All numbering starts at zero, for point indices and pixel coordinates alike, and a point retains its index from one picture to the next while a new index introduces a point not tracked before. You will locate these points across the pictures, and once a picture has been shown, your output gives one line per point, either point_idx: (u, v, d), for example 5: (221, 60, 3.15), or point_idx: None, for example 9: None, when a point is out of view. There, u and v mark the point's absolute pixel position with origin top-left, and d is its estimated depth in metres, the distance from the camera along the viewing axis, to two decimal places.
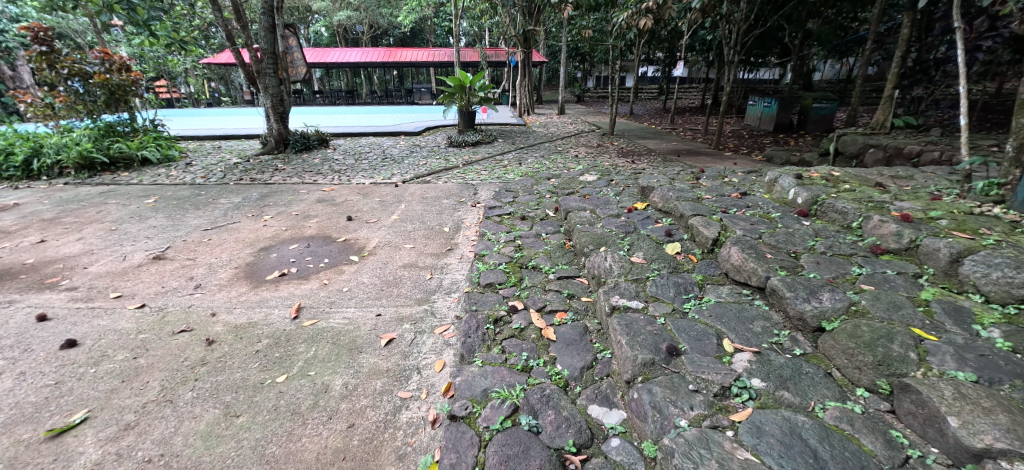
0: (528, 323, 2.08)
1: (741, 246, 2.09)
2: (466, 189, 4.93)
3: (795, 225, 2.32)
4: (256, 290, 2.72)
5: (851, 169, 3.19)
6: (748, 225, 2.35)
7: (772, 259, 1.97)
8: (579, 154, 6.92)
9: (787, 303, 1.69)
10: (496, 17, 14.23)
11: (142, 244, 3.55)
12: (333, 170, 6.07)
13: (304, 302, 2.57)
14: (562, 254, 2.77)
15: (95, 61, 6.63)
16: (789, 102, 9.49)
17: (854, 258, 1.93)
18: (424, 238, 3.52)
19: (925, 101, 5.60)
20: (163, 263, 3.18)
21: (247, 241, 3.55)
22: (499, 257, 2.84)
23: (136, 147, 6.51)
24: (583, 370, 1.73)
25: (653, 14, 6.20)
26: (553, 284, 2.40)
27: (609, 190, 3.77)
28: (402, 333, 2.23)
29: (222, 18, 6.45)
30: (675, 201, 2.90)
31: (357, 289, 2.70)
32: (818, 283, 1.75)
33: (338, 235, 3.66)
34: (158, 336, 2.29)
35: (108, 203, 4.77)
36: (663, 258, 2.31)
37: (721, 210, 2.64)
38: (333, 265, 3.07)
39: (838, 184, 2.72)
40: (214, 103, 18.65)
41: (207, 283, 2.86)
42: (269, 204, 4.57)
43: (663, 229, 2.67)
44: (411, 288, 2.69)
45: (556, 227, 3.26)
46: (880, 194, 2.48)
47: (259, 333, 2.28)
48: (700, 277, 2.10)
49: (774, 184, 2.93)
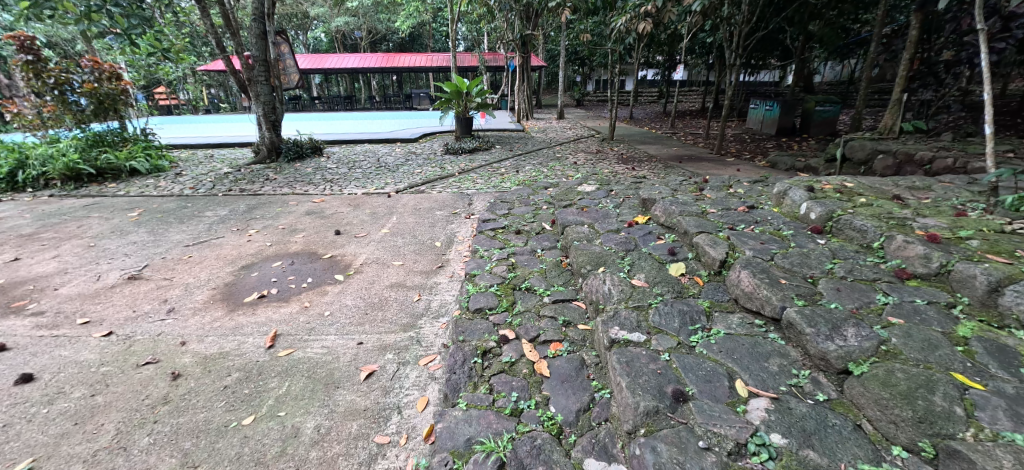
0: (519, 355, 1.90)
1: (752, 269, 1.92)
2: (461, 199, 4.77)
3: (809, 244, 2.14)
4: (232, 315, 2.55)
5: (865, 179, 3.02)
6: (757, 244, 2.17)
7: (788, 285, 1.79)
8: (578, 161, 6.76)
9: (807, 340, 1.51)
10: (494, 22, 14.15)
11: (119, 262, 3.38)
12: (326, 180, 5.92)
13: (282, 329, 2.39)
14: (559, 274, 2.60)
15: (84, 69, 6.54)
16: (791, 106, 9.34)
17: (878, 285, 1.77)
18: (415, 254, 3.34)
19: (935, 106, 5.41)
20: (138, 284, 3.01)
21: (228, 258, 3.39)
22: (491, 276, 2.67)
23: (125, 158, 6.37)
24: (579, 414, 1.55)
25: (652, 17, 6.04)
26: (547, 310, 2.22)
27: (608, 201, 3.60)
28: (384, 364, 2.05)
29: (211, 25, 6.30)
30: (678, 216, 2.72)
31: (339, 314, 2.53)
32: (840, 315, 1.58)
33: (324, 251, 3.49)
34: (121, 368, 2.11)
35: (90, 217, 4.61)
36: (667, 282, 2.13)
37: (727, 226, 2.47)
38: (316, 285, 2.89)
39: (853, 197, 2.55)
40: (213, 109, 18.59)
41: (182, 307, 2.68)
42: (256, 217, 4.40)
43: (665, 246, 2.50)
44: (396, 312, 2.52)
45: (553, 243, 3.09)
46: (899, 209, 2.31)
47: (229, 365, 2.10)
48: (708, 303, 1.93)
49: (784, 197, 2.75)
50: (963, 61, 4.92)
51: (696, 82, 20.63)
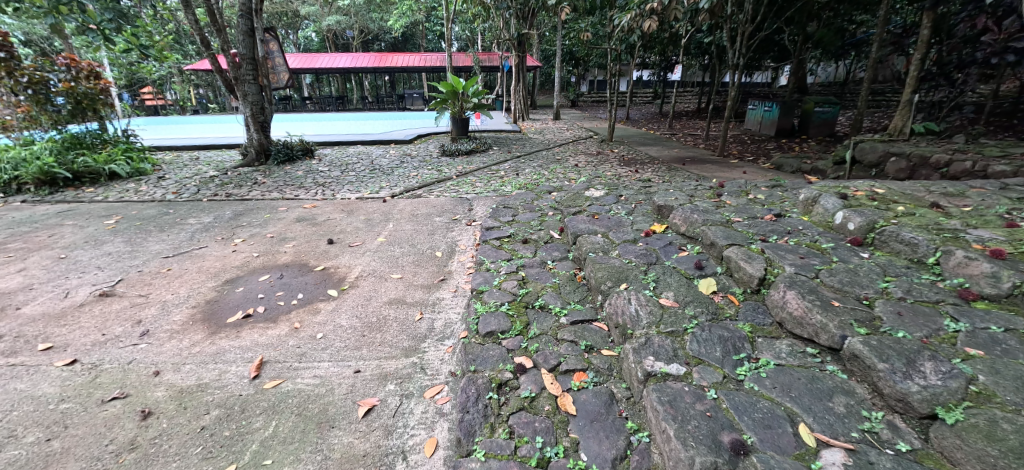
0: (540, 388, 1.68)
1: (799, 289, 1.72)
2: (461, 205, 4.54)
3: (853, 258, 1.95)
4: (213, 339, 2.30)
5: (894, 184, 2.84)
6: (797, 259, 1.97)
7: (842, 308, 1.59)
8: (579, 163, 6.58)
9: (879, 377, 1.31)
10: (490, 21, 13.94)
11: (91, 277, 3.11)
12: (317, 183, 5.66)
13: (269, 355, 2.14)
14: (574, 289, 2.39)
15: (60, 67, 6.18)
16: (790, 106, 9.23)
17: (942, 307, 1.57)
18: (414, 266, 3.11)
19: (946, 107, 5.27)
20: (110, 302, 2.74)
21: (211, 272, 3.12)
22: (500, 293, 2.44)
23: (103, 161, 6.03)
24: (615, 463, 1.33)
25: (655, 15, 5.86)
26: (565, 333, 2.00)
27: (619, 207, 3.39)
28: (385, 397, 1.82)
29: (195, 22, 5.99)
30: (701, 225, 2.51)
31: (333, 336, 2.29)
32: (912, 346, 1.37)
33: (315, 262, 3.24)
34: (84, 405, 1.86)
35: (63, 225, 4.31)
36: (699, 301, 1.92)
37: (758, 237, 2.27)
38: (307, 302, 2.64)
39: (890, 205, 2.36)
40: (201, 109, 18.08)
41: (157, 329, 2.42)
42: (242, 225, 4.13)
43: (691, 259, 2.30)
44: (396, 334, 2.28)
45: (564, 253, 2.88)
46: (945, 219, 2.12)
47: (208, 401, 1.85)
48: (749, 328, 1.72)
49: (814, 205, 2.57)
50: (975, 62, 4.79)
51: (690, 82, 20.63)
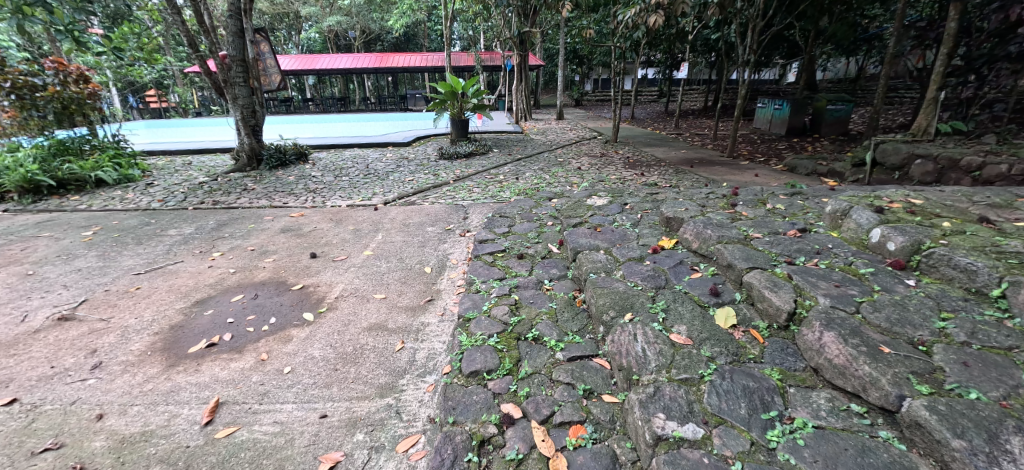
0: (529, 448, 1.42)
1: (838, 329, 1.45)
2: (455, 213, 4.29)
3: (898, 288, 1.68)
4: (169, 374, 2.05)
5: (931, 194, 2.56)
6: (831, 288, 1.70)
7: (894, 357, 1.32)
8: (582, 166, 6.32)
9: (953, 458, 1.03)
10: (492, 20, 13.68)
11: (54, 297, 2.87)
12: (308, 189, 5.45)
13: (226, 395, 1.89)
14: (573, 316, 2.12)
15: (47, 72, 6.00)
16: (802, 104, 8.88)
17: (1018, 356, 1.28)
18: (399, 284, 2.85)
19: (975, 103, 4.84)
20: (68, 326, 2.50)
21: (181, 291, 2.88)
22: (489, 322, 2.17)
23: (90, 167, 5.84)
24: None
25: (661, 10, 5.51)
26: (561, 372, 1.74)
27: (623, 218, 3.12)
28: (351, 451, 1.56)
29: (181, 22, 5.75)
30: (716, 243, 2.24)
31: (302, 370, 2.03)
32: (991, 413, 1.10)
33: (294, 280, 3.00)
34: (10, 459, 1.60)
35: (40, 237, 4.10)
36: (717, 338, 1.65)
37: (783, 258, 2.00)
38: (278, 329, 2.39)
39: (933, 220, 2.08)
40: (203, 112, 17.97)
41: (112, 361, 2.17)
42: (223, 236, 3.90)
43: (706, 283, 2.03)
44: (372, 367, 2.02)
45: (562, 271, 2.62)
46: (1002, 237, 1.84)
47: (150, 454, 1.60)
48: (779, 374, 1.46)
49: (844, 219, 2.29)
50: (1008, 56, 4.45)
51: (695, 81, 20.30)
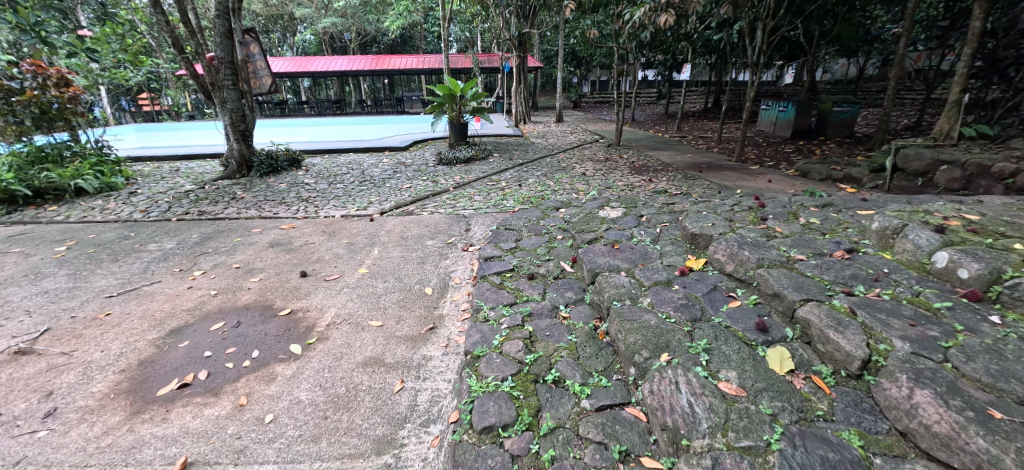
0: None
1: (932, 386, 1.21)
2: (457, 224, 4.03)
3: (984, 327, 1.43)
4: (133, 424, 1.77)
5: (983, 207, 2.32)
6: (907, 327, 1.45)
7: (1010, 426, 1.07)
8: (587, 171, 6.07)
9: None
10: (489, 20, 13.41)
11: (11, 325, 2.57)
12: (301, 198, 5.17)
13: (195, 453, 1.61)
14: (596, 352, 1.87)
15: (25, 75, 5.69)
16: (807, 106, 8.67)
17: None
18: (398, 308, 2.59)
19: (1000, 106, 4.61)
20: (24, 362, 2.21)
21: (156, 318, 2.60)
22: (502, 360, 1.90)
23: (69, 175, 5.52)
24: None
25: (671, 9, 5.26)
26: (589, 427, 1.48)
27: (642, 232, 2.87)
28: None
29: (166, 22, 5.44)
30: (757, 267, 1.99)
31: (286, 419, 1.76)
32: None
33: (282, 303, 2.73)
34: None
35: (9, 252, 3.80)
36: (776, 389, 1.40)
37: (838, 287, 1.75)
38: (261, 365, 2.12)
39: (1002, 240, 1.84)
40: (196, 115, 17.63)
41: (68, 407, 1.89)
42: (207, 252, 3.63)
43: (750, 315, 1.78)
44: (367, 414, 1.75)
45: (579, 294, 2.37)
46: None
47: None
48: (859, 439, 1.21)
49: (896, 238, 2.05)
50: None
51: (694, 80, 20.12)
